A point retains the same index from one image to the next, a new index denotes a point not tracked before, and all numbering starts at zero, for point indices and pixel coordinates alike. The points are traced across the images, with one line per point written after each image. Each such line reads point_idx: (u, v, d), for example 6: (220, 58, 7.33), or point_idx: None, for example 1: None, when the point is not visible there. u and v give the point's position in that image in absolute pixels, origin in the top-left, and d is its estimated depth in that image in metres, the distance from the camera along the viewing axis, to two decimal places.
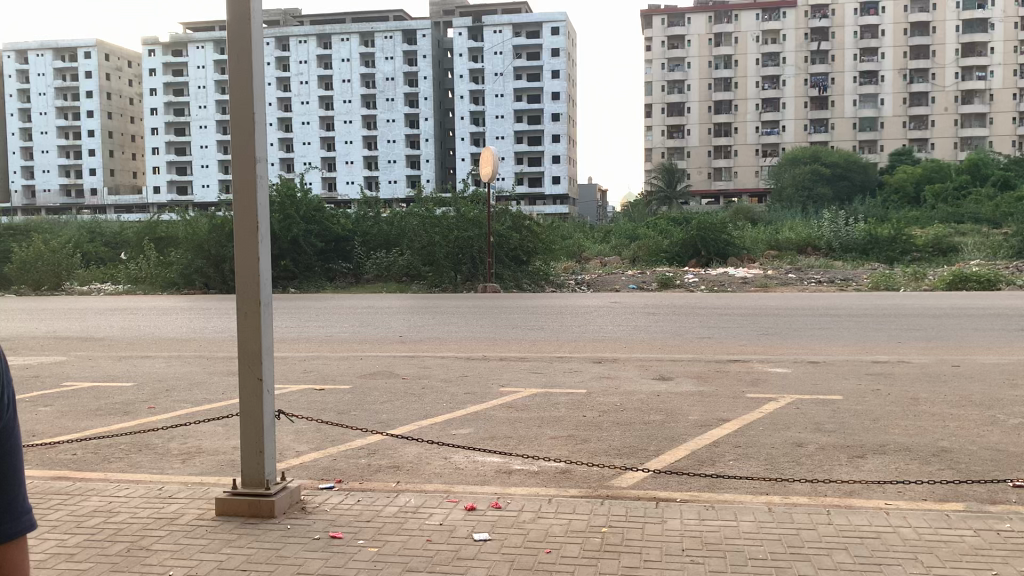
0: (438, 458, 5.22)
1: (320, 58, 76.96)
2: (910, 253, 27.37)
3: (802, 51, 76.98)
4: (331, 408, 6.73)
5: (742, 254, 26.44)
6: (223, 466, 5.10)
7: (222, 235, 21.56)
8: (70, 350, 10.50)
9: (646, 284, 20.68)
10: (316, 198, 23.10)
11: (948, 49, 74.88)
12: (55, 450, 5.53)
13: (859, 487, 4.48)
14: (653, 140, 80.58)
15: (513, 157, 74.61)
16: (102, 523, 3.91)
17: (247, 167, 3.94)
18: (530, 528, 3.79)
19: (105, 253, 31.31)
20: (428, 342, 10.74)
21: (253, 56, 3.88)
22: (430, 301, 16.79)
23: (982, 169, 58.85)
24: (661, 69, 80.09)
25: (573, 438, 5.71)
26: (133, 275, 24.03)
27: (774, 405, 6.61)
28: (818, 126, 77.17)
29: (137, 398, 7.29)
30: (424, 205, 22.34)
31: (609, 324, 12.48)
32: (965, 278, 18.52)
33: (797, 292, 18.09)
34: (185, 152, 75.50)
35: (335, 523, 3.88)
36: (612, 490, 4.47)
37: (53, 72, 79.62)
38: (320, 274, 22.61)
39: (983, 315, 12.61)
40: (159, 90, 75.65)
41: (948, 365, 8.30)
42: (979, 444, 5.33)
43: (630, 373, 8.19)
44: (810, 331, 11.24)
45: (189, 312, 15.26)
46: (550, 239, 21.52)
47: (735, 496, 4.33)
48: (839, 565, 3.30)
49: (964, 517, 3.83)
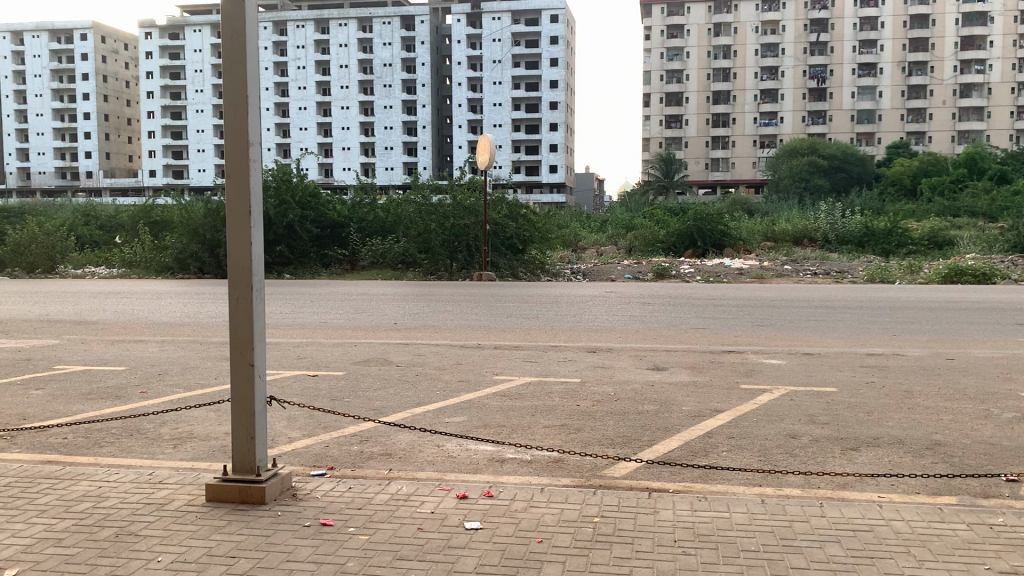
0: (430, 446, 5.20)
1: (318, 43, 76.80)
2: (905, 246, 27.32)
3: (801, 43, 76.50)
4: (324, 395, 6.70)
5: (738, 244, 26.45)
6: (215, 451, 5.09)
7: (216, 218, 21.53)
8: (62, 334, 10.44)
9: (640, 273, 20.69)
10: (312, 183, 23.01)
11: (947, 42, 74.78)
12: (44, 434, 5.48)
13: (853, 479, 4.47)
14: (650, 129, 80.37)
15: (510, 145, 74.55)
16: (91, 508, 3.87)
17: (240, 152, 3.89)
18: (521, 516, 3.78)
19: (101, 236, 31.15)
20: (422, 329, 10.72)
21: (247, 39, 3.82)
22: (423, 288, 16.73)
23: (979, 163, 58.97)
24: (659, 59, 79.65)
25: (566, 427, 5.69)
26: (127, 259, 23.77)
27: (768, 397, 6.60)
28: (815, 118, 77.05)
29: (129, 382, 7.26)
30: (421, 192, 22.06)
31: (605, 313, 12.46)
32: (960, 272, 18.50)
33: (792, 283, 18.15)
34: (181, 135, 74.98)
35: (326, 511, 3.86)
36: (605, 480, 4.46)
37: (49, 54, 79.18)
38: (315, 260, 22.53)
39: (977, 308, 12.61)
40: (156, 73, 75.24)
41: (942, 358, 8.32)
42: (972, 438, 5.33)
43: (625, 363, 8.17)
44: (805, 323, 11.21)
45: (184, 296, 15.24)
46: (545, 227, 21.63)
47: (728, 486, 4.32)
48: (829, 558, 3.29)
49: (958, 511, 3.83)
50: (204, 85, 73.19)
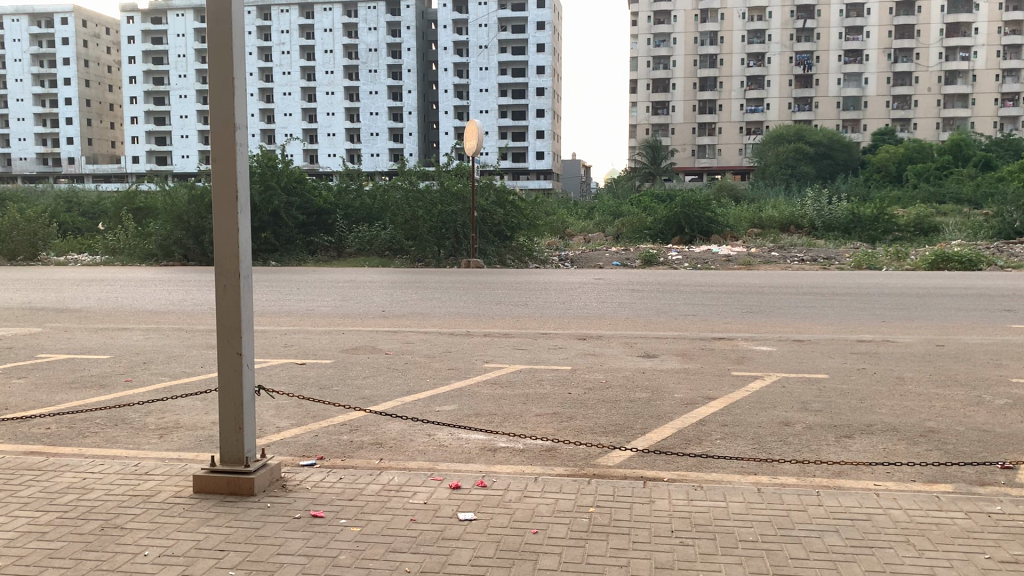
0: (421, 435, 5.12)
1: (303, 28, 76.23)
2: (892, 232, 27.45)
3: (787, 29, 76.53)
4: (313, 383, 6.61)
5: (725, 231, 26.48)
6: (202, 441, 5.00)
7: (201, 205, 21.39)
8: (44, 322, 10.29)
9: (629, 260, 20.67)
10: (297, 169, 22.74)
11: (932, 28, 74.90)
12: (26, 424, 5.38)
13: (848, 468, 4.45)
14: (638, 116, 79.98)
15: (496, 132, 74.10)
16: (76, 500, 3.79)
17: (225, 135, 3.79)
18: (515, 507, 3.72)
19: (84, 223, 30.84)
20: (409, 317, 10.64)
21: (233, 33, 3.75)
22: (411, 276, 16.47)
23: (965, 149, 59.38)
24: (646, 45, 79.30)
25: (559, 415, 5.63)
26: (110, 246, 23.50)
27: (760, 383, 6.59)
28: (801, 104, 77.22)
29: (114, 371, 7.16)
30: (408, 177, 21.82)
31: (593, 301, 12.38)
32: (947, 258, 18.54)
33: (781, 270, 18.21)
34: (164, 121, 73.98)
35: (317, 502, 3.79)
36: (599, 469, 4.41)
37: (30, 38, 78.02)
38: (301, 247, 22.39)
39: (962, 295, 12.64)
40: (139, 58, 74.51)
41: (932, 345, 8.31)
42: (966, 425, 5.31)
43: (616, 351, 8.10)
44: (794, 310, 11.18)
45: (168, 284, 15.04)
46: (533, 214, 21.57)
47: (722, 476, 4.27)
48: (829, 548, 3.25)
49: (955, 499, 3.80)
50: (187, 71, 72.30)
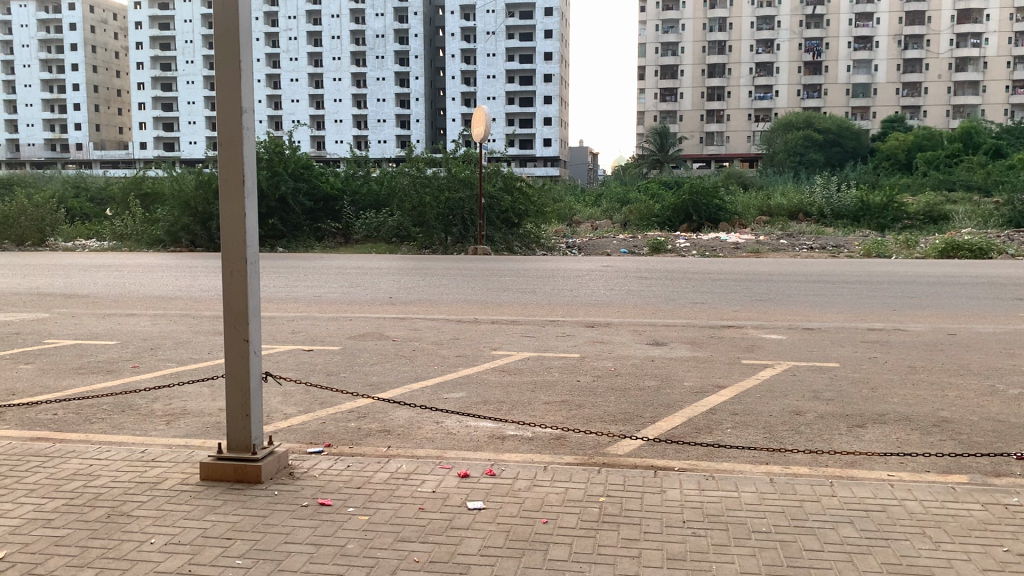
0: (429, 423, 5.09)
1: (310, 14, 75.71)
2: (901, 220, 27.14)
3: (797, 15, 75.80)
4: (319, 370, 6.59)
5: (733, 219, 26.30)
6: (210, 427, 4.98)
7: (208, 190, 21.37)
8: (52, 307, 10.27)
9: (637, 248, 20.53)
10: (305, 155, 22.75)
11: (944, 15, 74.25)
12: (33, 410, 5.35)
13: (862, 458, 4.39)
14: (645, 103, 79.59)
15: (503, 118, 74.21)
16: (82, 487, 3.76)
17: (232, 118, 3.74)
18: (526, 495, 3.68)
19: (92, 208, 30.94)
20: (417, 303, 10.59)
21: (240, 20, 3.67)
22: (418, 263, 16.41)
23: (975, 137, 58.93)
24: (654, 31, 78.62)
25: (567, 403, 5.59)
26: (117, 232, 23.39)
27: (770, 371, 6.55)
28: (811, 91, 76.76)
29: (121, 356, 7.14)
30: (415, 164, 21.78)
31: (602, 288, 12.31)
32: (957, 246, 18.43)
33: (789, 258, 18.09)
34: (171, 107, 74.02)
35: (325, 489, 3.75)
36: (608, 458, 4.36)
37: (37, 23, 77.90)
38: (309, 233, 22.42)
39: (973, 283, 12.56)
40: (146, 43, 74.20)
41: (944, 333, 8.24)
42: (980, 415, 5.24)
43: (624, 338, 8.04)
44: (805, 297, 11.09)
45: (178, 269, 14.99)
46: (540, 201, 21.47)
47: (734, 466, 4.22)
48: (844, 540, 3.20)
49: (970, 490, 3.74)
50: (194, 57, 72.12)
